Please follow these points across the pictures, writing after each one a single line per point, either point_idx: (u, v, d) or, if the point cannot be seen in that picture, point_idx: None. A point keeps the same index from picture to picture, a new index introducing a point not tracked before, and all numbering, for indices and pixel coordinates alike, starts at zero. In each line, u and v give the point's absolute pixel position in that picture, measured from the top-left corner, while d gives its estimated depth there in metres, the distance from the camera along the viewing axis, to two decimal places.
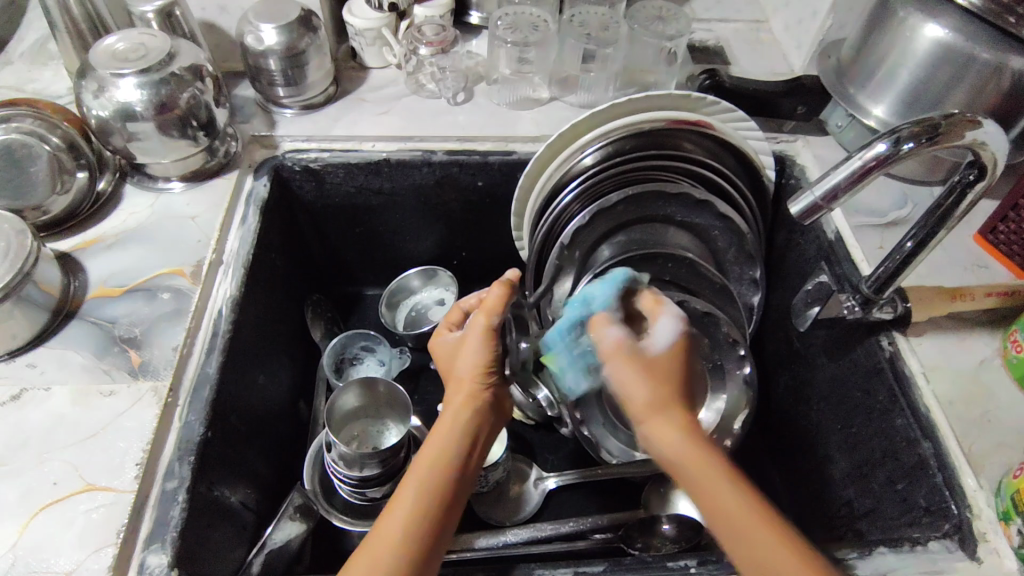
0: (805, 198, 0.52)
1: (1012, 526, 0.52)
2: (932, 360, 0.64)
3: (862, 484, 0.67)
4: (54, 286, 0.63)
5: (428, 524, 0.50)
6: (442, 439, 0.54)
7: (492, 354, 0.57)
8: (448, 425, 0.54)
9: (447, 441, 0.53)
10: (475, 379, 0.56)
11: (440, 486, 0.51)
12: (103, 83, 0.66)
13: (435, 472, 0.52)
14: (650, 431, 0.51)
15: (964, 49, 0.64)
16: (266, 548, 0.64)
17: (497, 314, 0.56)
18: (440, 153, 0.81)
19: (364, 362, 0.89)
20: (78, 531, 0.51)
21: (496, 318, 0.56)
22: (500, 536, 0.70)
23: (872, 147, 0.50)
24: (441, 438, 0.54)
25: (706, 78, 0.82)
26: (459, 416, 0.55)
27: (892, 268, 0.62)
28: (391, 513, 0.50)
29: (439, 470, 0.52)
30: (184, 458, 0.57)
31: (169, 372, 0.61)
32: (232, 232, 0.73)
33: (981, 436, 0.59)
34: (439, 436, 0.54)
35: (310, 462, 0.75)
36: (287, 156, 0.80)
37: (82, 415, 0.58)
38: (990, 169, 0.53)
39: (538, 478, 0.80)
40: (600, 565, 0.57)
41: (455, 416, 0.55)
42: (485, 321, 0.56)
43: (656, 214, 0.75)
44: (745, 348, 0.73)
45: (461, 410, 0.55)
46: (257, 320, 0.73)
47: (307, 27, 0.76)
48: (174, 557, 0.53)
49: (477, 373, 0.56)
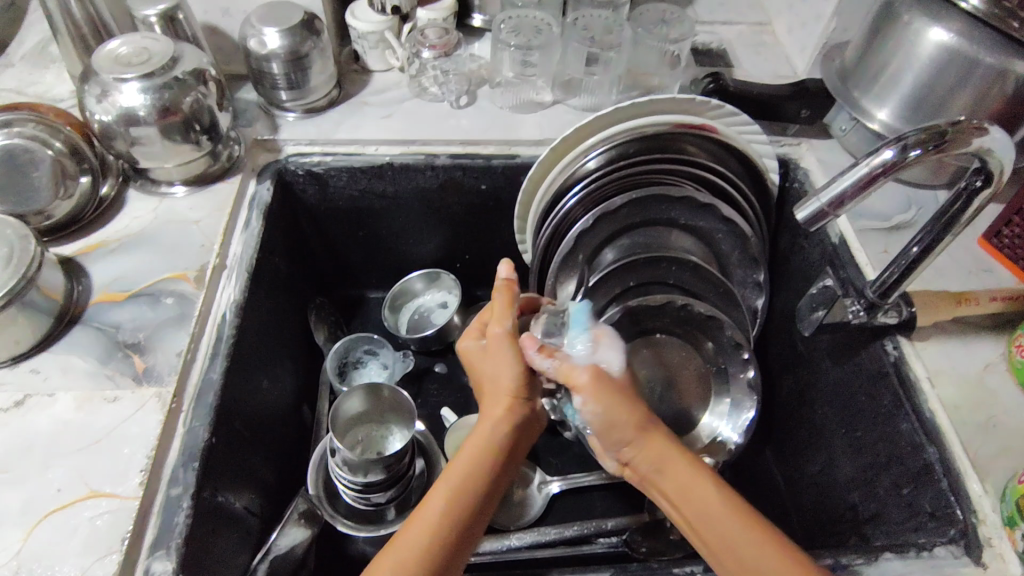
0: (812, 205, 0.52)
1: (1017, 531, 0.52)
2: (937, 365, 0.64)
3: (867, 488, 0.67)
4: (58, 291, 0.63)
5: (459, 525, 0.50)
6: (478, 442, 0.54)
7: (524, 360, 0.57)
8: (484, 432, 0.54)
9: (481, 448, 0.54)
10: (514, 390, 0.56)
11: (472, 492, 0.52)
12: (106, 88, 0.66)
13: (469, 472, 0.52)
14: (636, 452, 0.54)
15: (968, 53, 0.64)
16: (270, 555, 0.64)
17: (506, 321, 0.59)
18: (443, 157, 0.81)
19: (367, 366, 0.89)
20: (82, 538, 0.51)
21: (510, 322, 0.59)
22: (503, 540, 0.71)
23: (879, 154, 0.50)
24: (475, 445, 0.54)
25: (710, 82, 0.82)
26: (498, 426, 0.55)
27: (898, 272, 0.62)
28: (425, 512, 0.50)
29: (476, 474, 0.52)
30: (188, 464, 0.57)
31: (173, 378, 0.61)
32: (235, 236, 0.72)
33: (986, 441, 0.59)
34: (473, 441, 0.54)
35: (315, 467, 0.75)
36: (290, 160, 0.80)
37: (87, 421, 0.57)
38: (997, 176, 0.53)
39: (541, 482, 0.80)
40: (607, 570, 0.56)
41: (496, 424, 0.55)
42: (502, 329, 0.58)
43: (660, 217, 0.75)
44: (749, 351, 0.73)
45: (499, 422, 0.55)
46: (260, 324, 0.73)
47: (310, 31, 0.76)
48: (179, 564, 0.52)
49: (515, 384, 0.56)
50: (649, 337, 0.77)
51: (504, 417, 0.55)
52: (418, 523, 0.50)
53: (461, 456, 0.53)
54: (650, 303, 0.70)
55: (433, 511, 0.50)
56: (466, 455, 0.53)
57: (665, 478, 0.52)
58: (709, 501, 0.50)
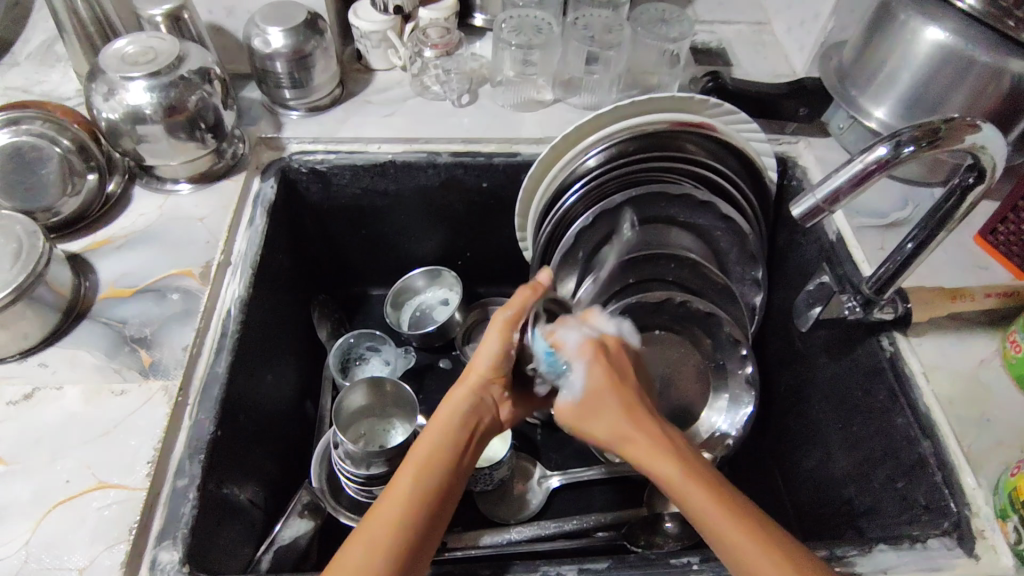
0: (807, 201, 0.52)
1: (1009, 523, 0.53)
2: (931, 360, 0.64)
3: (861, 481, 0.68)
4: (65, 287, 0.64)
5: (427, 510, 0.51)
6: (443, 425, 0.56)
7: (506, 345, 0.57)
8: (448, 415, 0.56)
9: (440, 430, 0.55)
10: (487, 374, 0.58)
11: (439, 474, 0.53)
12: (113, 87, 0.67)
13: (434, 453, 0.54)
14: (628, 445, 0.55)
15: (962, 52, 0.65)
16: (275, 545, 0.66)
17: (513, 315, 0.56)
18: (444, 155, 0.82)
19: (369, 361, 0.90)
20: (91, 528, 0.52)
21: (513, 309, 0.56)
22: (504, 533, 0.72)
23: (872, 150, 0.51)
24: (437, 429, 0.55)
25: (709, 81, 0.84)
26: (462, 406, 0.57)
27: (894, 268, 0.63)
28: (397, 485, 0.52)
29: (443, 461, 0.53)
30: (195, 456, 0.58)
31: (179, 371, 0.62)
32: (240, 233, 0.73)
33: (979, 436, 0.60)
34: (444, 415, 0.57)
35: (317, 461, 0.75)
36: (294, 158, 0.81)
37: (95, 414, 0.59)
38: (989, 172, 0.54)
39: (542, 477, 0.81)
40: (604, 561, 0.57)
41: (457, 404, 0.57)
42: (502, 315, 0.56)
43: (659, 215, 0.76)
44: (746, 348, 0.74)
45: (464, 398, 0.57)
46: (265, 319, 0.74)
47: (313, 31, 0.77)
48: (185, 554, 0.53)
49: (488, 368, 0.58)
50: (648, 334, 0.78)
51: (467, 397, 0.57)
52: (386, 507, 0.50)
53: (425, 442, 0.55)
54: (651, 299, 0.71)
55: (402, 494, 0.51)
56: (430, 440, 0.55)
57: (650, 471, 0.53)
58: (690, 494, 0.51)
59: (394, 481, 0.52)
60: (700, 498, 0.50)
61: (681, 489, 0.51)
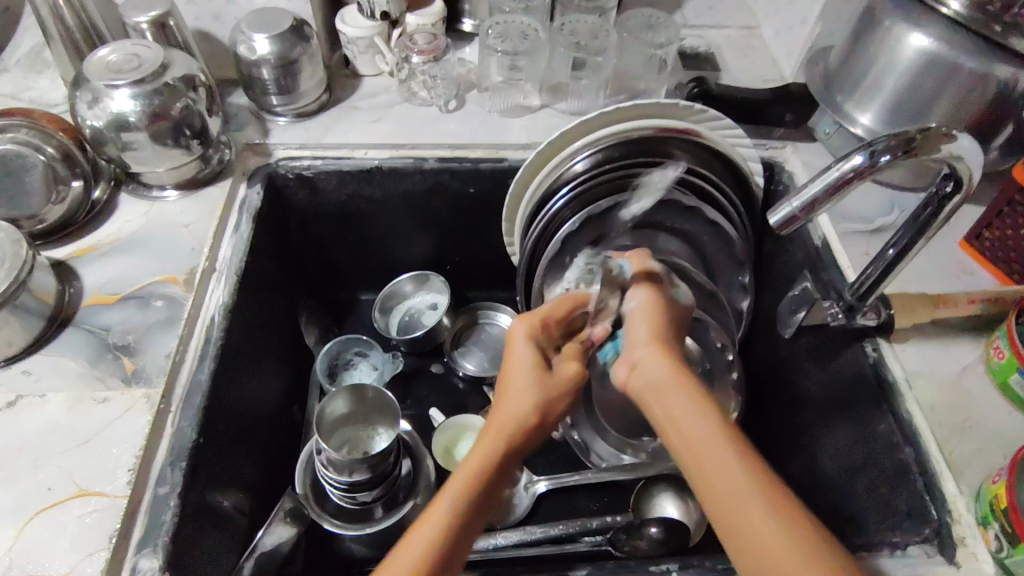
0: (784, 210, 0.52)
1: (990, 530, 0.53)
2: (915, 367, 0.64)
3: (845, 488, 0.68)
4: (50, 294, 0.64)
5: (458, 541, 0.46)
6: (495, 453, 0.51)
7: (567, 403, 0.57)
8: (495, 448, 0.51)
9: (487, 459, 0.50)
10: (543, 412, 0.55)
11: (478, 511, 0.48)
12: (97, 95, 0.67)
13: (489, 488, 0.49)
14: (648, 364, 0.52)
15: (948, 58, 0.65)
16: (257, 551, 0.66)
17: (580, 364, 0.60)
18: (431, 161, 0.83)
19: (358, 367, 0.90)
20: (72, 536, 0.52)
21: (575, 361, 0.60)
22: (489, 539, 0.73)
23: (849, 159, 0.51)
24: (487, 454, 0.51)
25: (694, 86, 0.83)
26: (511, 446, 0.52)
27: (875, 275, 0.63)
28: (437, 511, 0.46)
29: (487, 484, 0.49)
30: (176, 463, 0.58)
31: (161, 379, 0.62)
32: (224, 240, 0.74)
33: (962, 442, 0.59)
34: (494, 444, 0.51)
35: (302, 466, 0.77)
36: (281, 164, 0.81)
37: (76, 421, 0.59)
38: (966, 181, 0.54)
39: (528, 482, 0.81)
40: (584, 568, 0.57)
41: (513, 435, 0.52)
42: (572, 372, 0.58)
43: (646, 220, 0.76)
44: (733, 352, 0.75)
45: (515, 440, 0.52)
46: (251, 324, 0.74)
47: (299, 37, 0.77)
48: (165, 561, 0.54)
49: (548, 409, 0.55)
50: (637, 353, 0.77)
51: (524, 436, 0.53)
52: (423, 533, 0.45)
53: (459, 478, 0.49)
54: None
55: (438, 524, 0.46)
56: (465, 476, 0.49)
57: (665, 396, 0.49)
58: (708, 428, 0.45)
59: (436, 503, 0.47)
60: (709, 433, 0.45)
61: (684, 422, 0.46)
